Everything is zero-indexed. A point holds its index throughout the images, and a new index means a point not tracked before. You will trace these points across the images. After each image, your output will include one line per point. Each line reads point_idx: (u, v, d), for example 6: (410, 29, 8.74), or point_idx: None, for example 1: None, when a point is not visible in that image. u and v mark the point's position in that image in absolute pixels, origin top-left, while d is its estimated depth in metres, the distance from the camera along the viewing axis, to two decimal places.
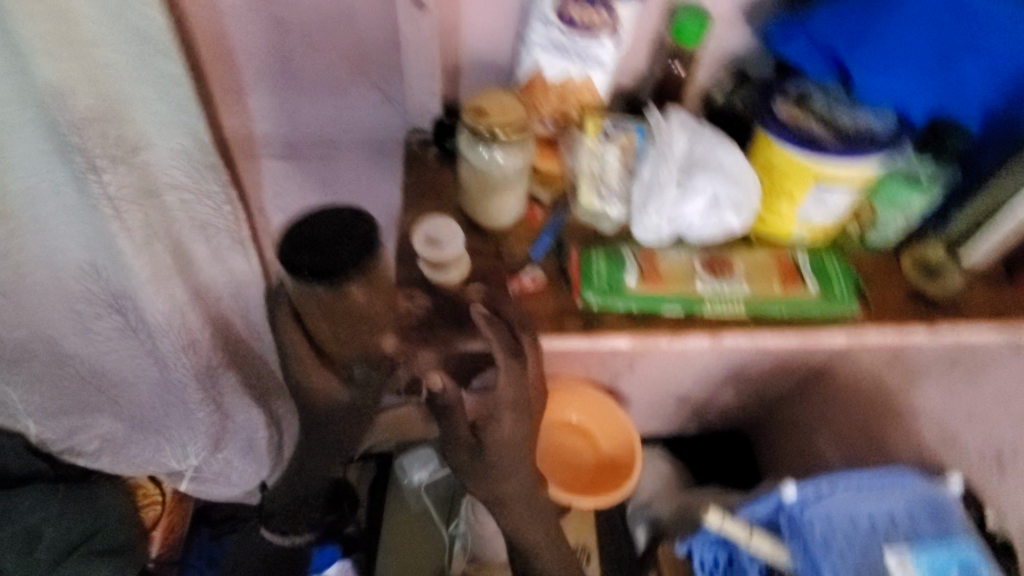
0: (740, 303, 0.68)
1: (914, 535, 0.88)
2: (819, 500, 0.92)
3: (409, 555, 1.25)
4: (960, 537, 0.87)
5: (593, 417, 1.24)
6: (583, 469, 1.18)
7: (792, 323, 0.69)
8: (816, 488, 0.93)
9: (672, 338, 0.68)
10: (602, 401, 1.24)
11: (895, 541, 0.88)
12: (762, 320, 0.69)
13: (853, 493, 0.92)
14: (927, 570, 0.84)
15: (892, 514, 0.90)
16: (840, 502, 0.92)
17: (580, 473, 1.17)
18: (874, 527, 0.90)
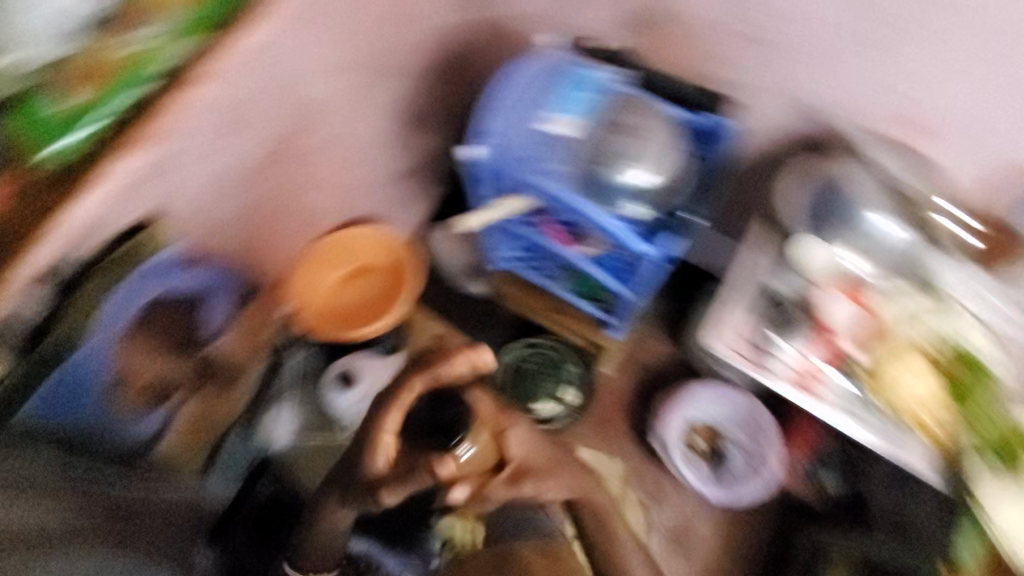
0: (169, 37, 0.77)
1: (551, 97, 1.01)
2: (495, 142, 0.98)
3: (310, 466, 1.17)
4: (572, 68, 1.02)
5: (325, 256, 1.23)
6: (359, 294, 1.25)
7: (230, 24, 0.80)
8: (484, 138, 0.98)
9: (166, 121, 0.76)
10: (340, 244, 1.24)
11: (545, 114, 1.00)
12: (206, 37, 0.80)
13: (505, 113, 1.00)
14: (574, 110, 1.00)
15: (532, 99, 1.01)
16: (505, 128, 0.99)
17: (356, 297, 1.25)
18: (533, 120, 1.00)
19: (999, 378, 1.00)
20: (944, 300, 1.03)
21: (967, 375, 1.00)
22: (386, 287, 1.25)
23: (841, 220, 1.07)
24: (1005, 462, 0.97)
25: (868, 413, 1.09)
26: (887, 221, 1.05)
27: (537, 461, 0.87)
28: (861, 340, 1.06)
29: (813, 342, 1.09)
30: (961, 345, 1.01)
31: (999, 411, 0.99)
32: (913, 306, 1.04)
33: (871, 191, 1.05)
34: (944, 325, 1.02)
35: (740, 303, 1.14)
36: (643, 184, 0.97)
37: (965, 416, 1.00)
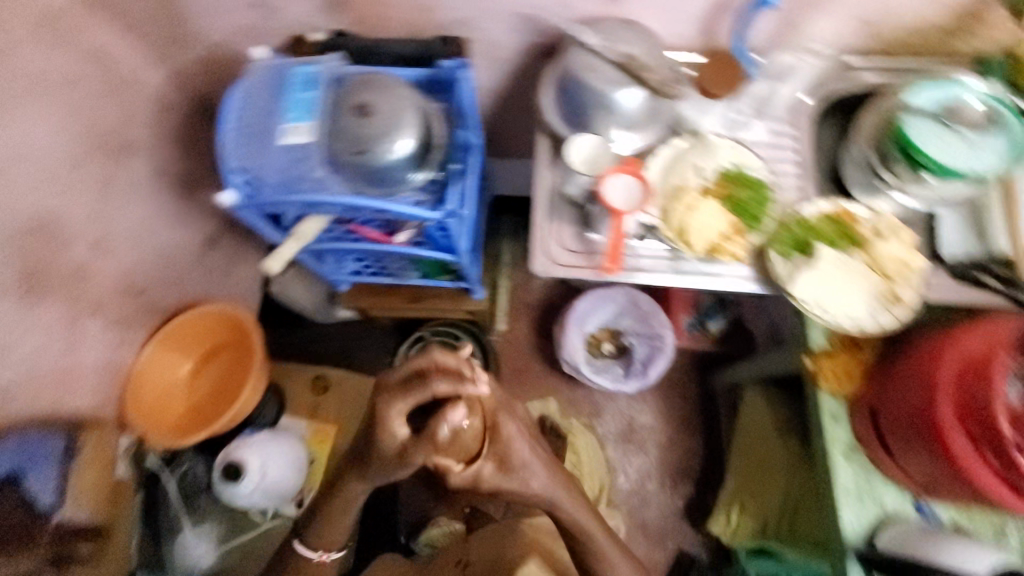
0: None
1: (278, 110, 0.92)
2: (247, 180, 0.92)
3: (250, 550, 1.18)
4: (286, 72, 0.93)
5: (165, 369, 1.19)
6: (217, 386, 1.22)
7: None
8: (234, 180, 0.92)
9: None
10: (168, 339, 1.20)
11: (280, 129, 0.91)
12: None
13: (240, 148, 0.92)
14: (304, 113, 0.91)
15: (262, 120, 0.93)
16: (252, 162, 0.92)
17: (215, 391, 1.22)
18: (271, 141, 0.92)
19: (766, 186, 0.97)
20: (712, 144, 0.98)
21: (738, 191, 0.95)
22: (239, 364, 1.22)
23: (600, 109, 0.95)
24: (803, 253, 0.92)
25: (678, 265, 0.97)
26: (633, 95, 0.93)
27: (529, 459, 0.84)
28: (618, 195, 0.90)
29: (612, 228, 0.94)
30: (724, 169, 0.97)
31: (776, 211, 0.96)
32: (681, 157, 0.98)
33: (580, 62, 0.94)
34: (703, 155, 0.98)
35: (547, 217, 1.00)
36: (411, 151, 0.92)
37: (762, 228, 0.94)
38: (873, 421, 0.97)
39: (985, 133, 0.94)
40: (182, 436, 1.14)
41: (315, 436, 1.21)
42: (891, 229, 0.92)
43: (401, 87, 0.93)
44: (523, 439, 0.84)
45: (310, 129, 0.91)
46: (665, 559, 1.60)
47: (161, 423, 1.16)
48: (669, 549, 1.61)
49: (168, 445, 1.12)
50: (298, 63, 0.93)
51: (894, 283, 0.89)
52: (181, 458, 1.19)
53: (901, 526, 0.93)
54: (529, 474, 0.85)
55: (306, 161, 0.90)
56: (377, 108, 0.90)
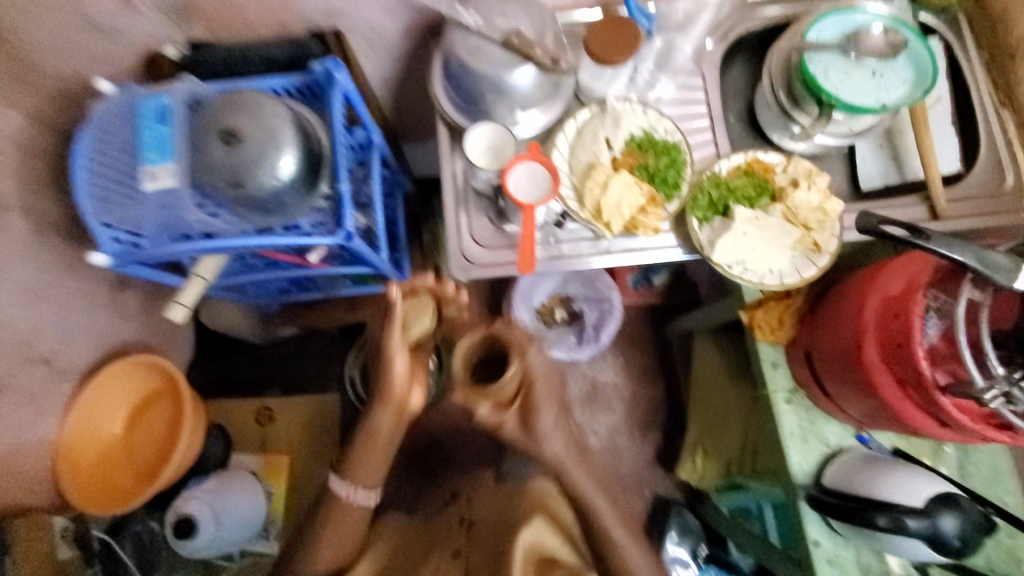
0: None
1: (134, 152, 0.84)
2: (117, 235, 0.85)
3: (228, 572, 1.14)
4: (136, 107, 0.84)
5: (99, 434, 1.12)
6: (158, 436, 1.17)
7: None
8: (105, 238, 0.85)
9: None
10: (97, 402, 1.10)
11: (137, 174, 0.83)
12: None
13: (97, 199, 0.83)
14: (160, 152, 0.83)
15: (119, 166, 0.85)
16: (116, 215, 0.85)
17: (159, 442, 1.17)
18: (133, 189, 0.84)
19: (681, 148, 0.93)
20: (619, 111, 0.93)
21: (650, 159, 0.92)
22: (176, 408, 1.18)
23: (492, 91, 0.87)
24: (722, 216, 0.90)
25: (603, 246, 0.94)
26: (526, 72, 0.84)
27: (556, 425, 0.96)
28: (523, 186, 0.85)
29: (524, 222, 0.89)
30: (634, 136, 0.93)
31: (692, 174, 0.93)
32: (589, 130, 0.93)
33: (462, 40, 0.86)
34: (611, 124, 0.93)
35: (463, 213, 0.97)
36: (286, 176, 0.82)
37: (680, 194, 0.91)
38: (809, 365, 0.99)
39: (888, 60, 0.90)
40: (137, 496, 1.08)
41: (269, 468, 1.18)
42: (807, 176, 0.90)
43: (265, 103, 0.83)
44: (549, 408, 0.94)
45: (168, 170, 0.82)
46: (643, 505, 1.65)
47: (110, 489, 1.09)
48: (646, 494, 1.66)
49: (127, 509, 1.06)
50: (148, 95, 0.84)
51: (813, 233, 0.88)
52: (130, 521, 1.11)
53: (843, 459, 0.98)
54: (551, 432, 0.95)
55: (173, 207, 0.83)
56: (238, 134, 0.80)
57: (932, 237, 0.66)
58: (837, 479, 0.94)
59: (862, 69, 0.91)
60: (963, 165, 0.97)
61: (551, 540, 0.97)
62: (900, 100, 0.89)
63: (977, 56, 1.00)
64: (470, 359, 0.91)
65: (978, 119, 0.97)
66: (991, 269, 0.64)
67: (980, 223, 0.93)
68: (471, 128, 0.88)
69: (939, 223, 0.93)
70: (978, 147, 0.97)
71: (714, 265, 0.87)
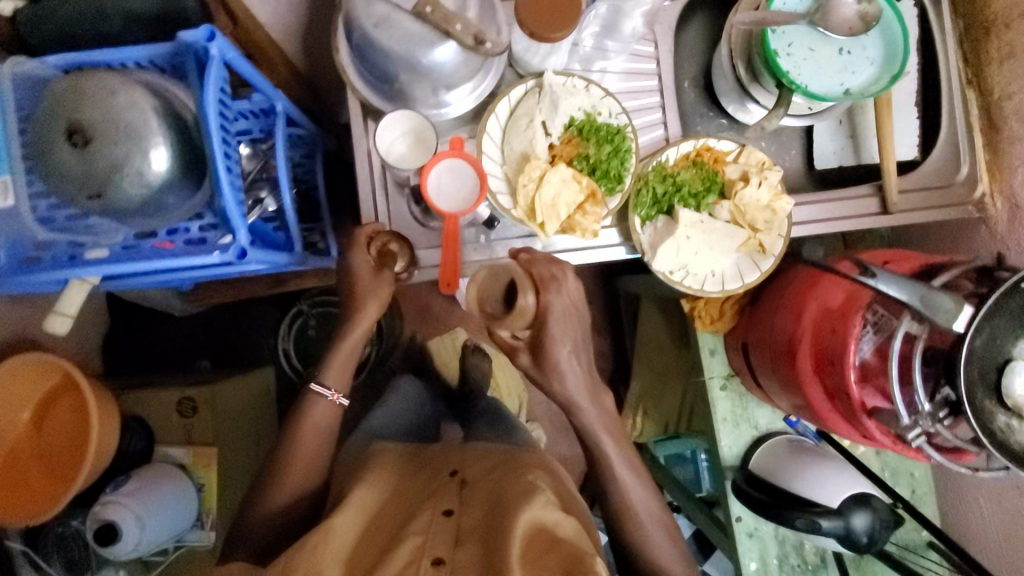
0: None
1: None
2: None
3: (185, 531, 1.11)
4: None
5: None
6: (69, 434, 1.09)
7: None
8: None
9: None
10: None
11: None
12: None
13: None
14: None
15: None
16: None
17: (71, 440, 1.08)
18: None
19: (627, 134, 0.83)
20: (557, 91, 0.81)
21: (591, 149, 0.82)
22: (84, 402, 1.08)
23: (406, 71, 0.74)
24: (667, 215, 0.83)
25: (540, 247, 0.87)
26: (448, 50, 0.70)
27: (571, 350, 0.81)
28: (448, 189, 0.76)
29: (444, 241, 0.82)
30: (574, 120, 0.82)
31: (636, 166, 0.84)
32: (523, 113, 0.82)
33: (365, 6, 0.69)
34: (547, 107, 0.81)
35: (383, 204, 0.87)
36: (157, 172, 0.68)
37: (624, 188, 0.83)
38: (745, 356, 0.98)
39: (858, 36, 0.80)
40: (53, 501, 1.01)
41: (198, 459, 1.13)
42: (758, 169, 0.82)
43: (118, 89, 0.66)
44: (564, 346, 0.79)
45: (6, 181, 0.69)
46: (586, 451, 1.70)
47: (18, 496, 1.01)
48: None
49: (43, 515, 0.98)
50: None
51: (759, 234, 0.82)
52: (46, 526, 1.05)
53: (771, 446, 1.01)
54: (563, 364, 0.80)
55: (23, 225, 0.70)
56: (86, 132, 0.65)
57: (875, 275, 0.64)
58: (764, 469, 0.97)
59: (829, 45, 0.81)
60: (921, 151, 0.91)
61: (555, 515, 0.74)
62: (867, 84, 0.80)
63: (951, 26, 0.91)
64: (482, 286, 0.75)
65: (943, 99, 0.90)
66: (931, 307, 0.61)
67: (929, 217, 0.89)
68: (386, 117, 0.78)
69: (888, 216, 0.89)
70: (938, 132, 0.91)
71: (656, 273, 0.81)
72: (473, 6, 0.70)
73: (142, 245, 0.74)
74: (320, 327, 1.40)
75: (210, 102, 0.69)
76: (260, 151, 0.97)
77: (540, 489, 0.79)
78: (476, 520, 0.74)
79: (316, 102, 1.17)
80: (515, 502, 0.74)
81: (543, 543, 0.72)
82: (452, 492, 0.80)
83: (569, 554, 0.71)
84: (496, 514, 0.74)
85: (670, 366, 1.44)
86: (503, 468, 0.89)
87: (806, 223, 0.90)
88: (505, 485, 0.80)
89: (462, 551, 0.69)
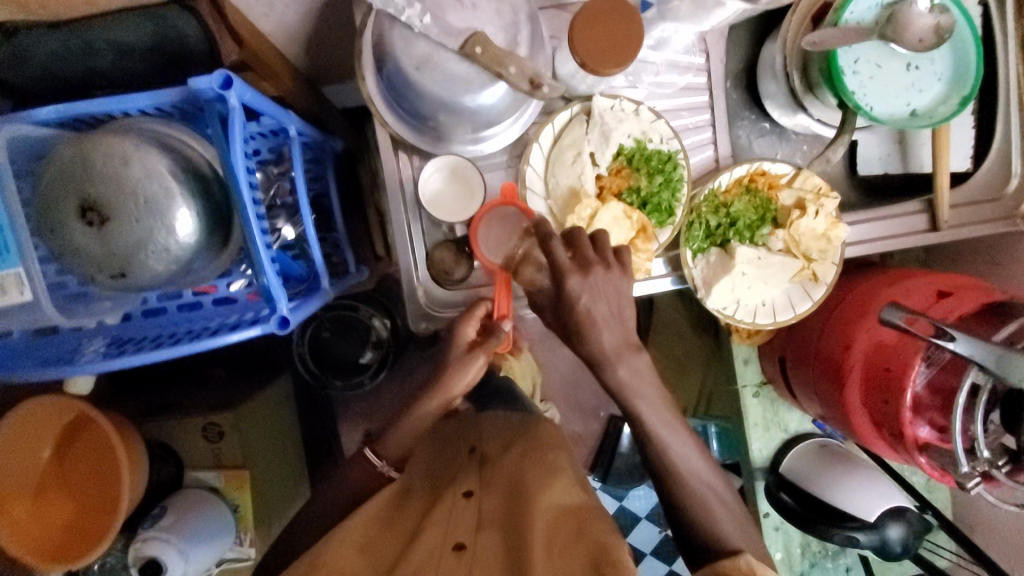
0: None
1: None
2: None
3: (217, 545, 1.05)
4: None
5: (23, 483, 0.97)
6: (92, 468, 1.01)
7: None
8: None
9: None
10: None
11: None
12: None
13: None
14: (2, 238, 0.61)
15: None
16: None
17: (94, 477, 1.00)
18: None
19: (679, 162, 0.78)
20: (608, 120, 0.75)
21: (643, 181, 0.77)
22: (100, 433, 0.99)
23: (448, 110, 0.68)
24: (720, 248, 0.81)
25: None
26: (497, 91, 0.65)
27: (614, 313, 0.65)
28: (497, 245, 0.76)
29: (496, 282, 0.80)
30: (624, 149, 0.77)
31: (688, 196, 0.80)
32: (569, 144, 0.76)
33: (405, 45, 0.63)
34: (597, 138, 0.76)
35: (418, 240, 0.80)
36: (188, 239, 0.61)
37: (675, 220, 0.79)
38: (781, 367, 0.99)
39: (929, 51, 0.74)
40: (87, 545, 0.93)
41: (232, 482, 1.10)
42: (816, 196, 0.78)
43: (131, 155, 0.58)
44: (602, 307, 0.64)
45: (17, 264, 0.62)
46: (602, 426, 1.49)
47: (50, 541, 0.94)
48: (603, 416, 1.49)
49: (79, 562, 0.90)
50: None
51: (813, 263, 0.80)
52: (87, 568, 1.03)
53: (801, 450, 1.02)
54: (598, 326, 0.64)
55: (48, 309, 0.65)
56: (101, 211, 0.57)
57: (954, 337, 0.63)
58: (797, 475, 0.98)
59: (897, 60, 0.76)
60: (973, 162, 0.88)
61: (576, 497, 0.76)
62: (934, 104, 0.76)
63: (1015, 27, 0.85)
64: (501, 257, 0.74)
65: (1000, 106, 0.86)
66: (1005, 372, 0.60)
67: (978, 231, 0.87)
68: (429, 164, 0.76)
69: (938, 232, 0.88)
70: (992, 140, 0.88)
71: (711, 311, 0.79)
72: (525, 41, 0.64)
73: (168, 308, 0.74)
74: (332, 327, 1.29)
75: (237, 154, 0.62)
76: (272, 176, 0.90)
77: (561, 472, 0.81)
78: (496, 505, 0.75)
79: (320, 104, 1.07)
80: (534, 491, 0.74)
81: (570, 526, 0.70)
82: (473, 472, 0.84)
83: (596, 532, 0.69)
84: (518, 499, 0.74)
85: (688, 351, 1.38)
86: (518, 445, 0.89)
87: (856, 242, 0.88)
88: (522, 466, 0.82)
89: (484, 536, 0.69)
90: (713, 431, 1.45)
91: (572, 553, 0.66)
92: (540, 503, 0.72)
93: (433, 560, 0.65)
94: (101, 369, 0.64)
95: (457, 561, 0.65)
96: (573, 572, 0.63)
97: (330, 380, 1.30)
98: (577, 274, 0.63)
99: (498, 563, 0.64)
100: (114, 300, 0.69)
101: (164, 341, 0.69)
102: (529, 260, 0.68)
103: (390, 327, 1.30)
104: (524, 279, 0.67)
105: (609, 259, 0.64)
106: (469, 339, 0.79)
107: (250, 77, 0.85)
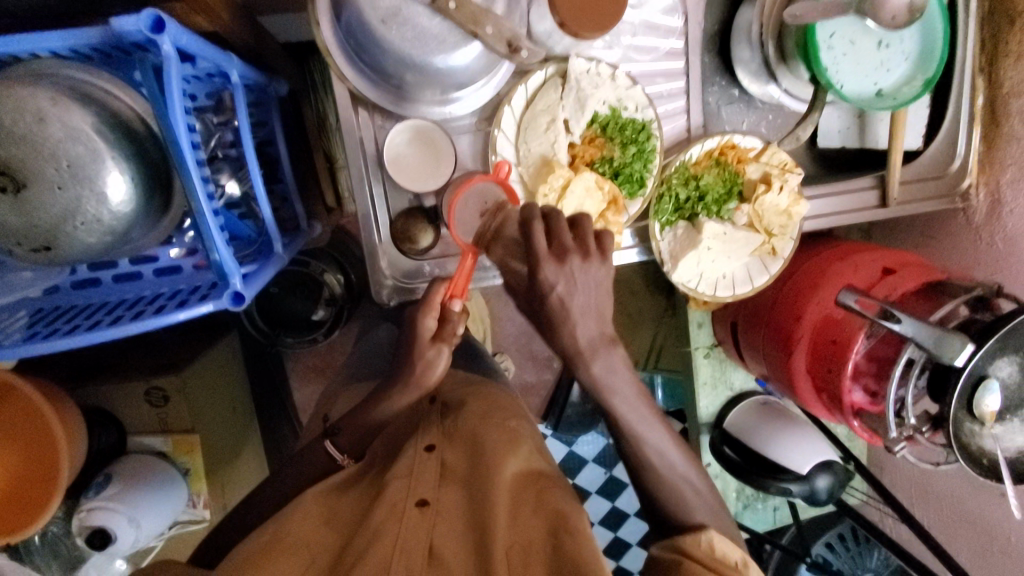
0: None
1: None
2: None
3: (167, 513, 1.00)
4: None
5: None
6: (22, 435, 0.90)
7: None
8: None
9: None
10: None
11: None
12: None
13: None
14: None
15: None
16: None
17: (32, 444, 0.90)
18: None
19: (652, 133, 0.77)
20: (583, 85, 0.73)
21: (616, 152, 0.76)
22: (29, 400, 0.89)
23: (415, 72, 0.67)
24: (688, 222, 0.82)
25: (495, 278, 0.86)
26: (471, 51, 0.66)
27: (589, 303, 0.67)
28: (471, 220, 0.74)
29: (460, 256, 0.78)
30: (597, 116, 0.75)
31: (659, 169, 0.79)
32: (542, 110, 0.74)
33: None
34: (572, 105, 0.74)
35: (381, 203, 0.77)
36: (122, 205, 0.55)
37: (645, 192, 0.78)
38: (732, 331, 1.04)
39: (900, 30, 0.74)
40: (34, 514, 0.87)
41: (180, 446, 1.04)
42: (780, 171, 0.79)
43: (47, 112, 0.51)
44: (574, 287, 0.65)
45: None
46: (555, 377, 1.35)
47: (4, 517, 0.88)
48: (557, 367, 1.35)
49: (32, 528, 0.86)
50: None
51: (773, 238, 0.82)
52: (28, 544, 0.99)
53: (745, 407, 1.07)
54: (569, 307, 0.66)
55: None
56: (15, 176, 0.51)
57: (899, 320, 0.68)
58: (739, 429, 1.04)
59: (869, 36, 0.75)
60: (924, 141, 0.91)
61: (537, 460, 0.76)
62: (899, 84, 0.77)
63: (978, 7, 0.86)
64: (474, 229, 0.73)
65: (953, 85, 0.88)
66: (940, 349, 0.65)
67: (920, 208, 0.91)
68: (398, 126, 0.73)
69: (887, 208, 0.90)
70: (943, 119, 0.90)
71: (677, 284, 0.81)
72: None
73: (103, 279, 0.68)
74: (280, 281, 1.14)
75: (173, 114, 0.54)
76: (211, 126, 0.79)
77: (523, 437, 0.79)
78: (459, 456, 0.75)
79: (258, 35, 0.91)
80: (498, 451, 0.73)
81: (530, 492, 0.69)
82: (435, 423, 0.83)
83: (556, 498, 0.68)
84: (479, 460, 0.73)
85: (642, 308, 1.25)
86: (479, 396, 0.88)
87: (817, 216, 0.91)
88: (486, 426, 0.79)
89: (446, 491, 0.70)
90: (660, 381, 1.29)
91: (531, 518, 0.66)
92: (503, 468, 0.70)
93: (396, 517, 0.65)
94: (20, 354, 0.59)
95: (420, 517, 0.65)
96: (531, 540, 0.63)
97: (279, 337, 1.19)
98: (550, 261, 0.64)
99: (460, 524, 0.65)
100: (36, 271, 0.65)
101: (101, 320, 0.63)
102: (501, 238, 0.69)
103: (345, 283, 1.17)
104: (496, 259, 0.70)
105: (588, 251, 0.65)
106: (430, 331, 0.77)
107: (176, 8, 0.70)
